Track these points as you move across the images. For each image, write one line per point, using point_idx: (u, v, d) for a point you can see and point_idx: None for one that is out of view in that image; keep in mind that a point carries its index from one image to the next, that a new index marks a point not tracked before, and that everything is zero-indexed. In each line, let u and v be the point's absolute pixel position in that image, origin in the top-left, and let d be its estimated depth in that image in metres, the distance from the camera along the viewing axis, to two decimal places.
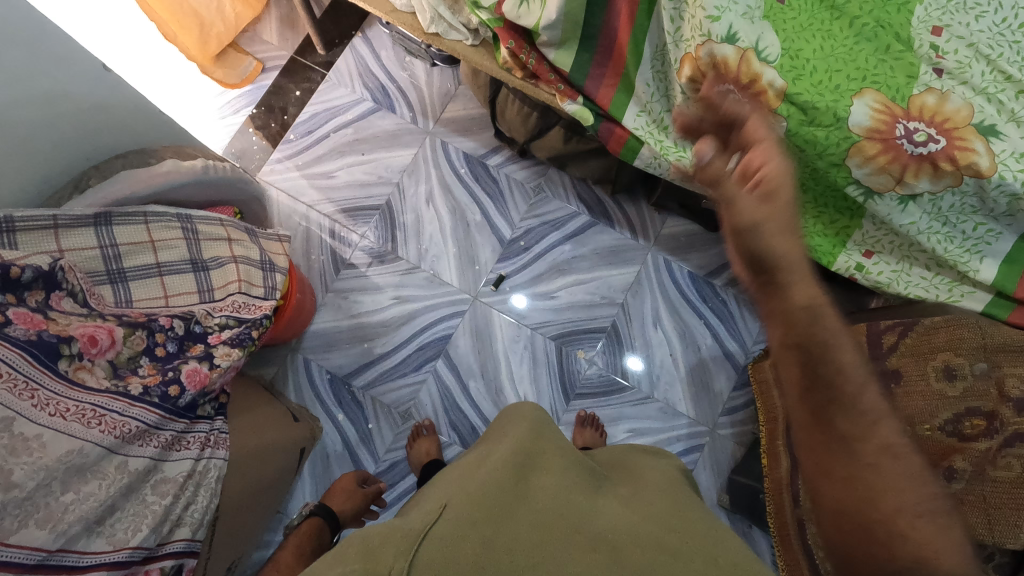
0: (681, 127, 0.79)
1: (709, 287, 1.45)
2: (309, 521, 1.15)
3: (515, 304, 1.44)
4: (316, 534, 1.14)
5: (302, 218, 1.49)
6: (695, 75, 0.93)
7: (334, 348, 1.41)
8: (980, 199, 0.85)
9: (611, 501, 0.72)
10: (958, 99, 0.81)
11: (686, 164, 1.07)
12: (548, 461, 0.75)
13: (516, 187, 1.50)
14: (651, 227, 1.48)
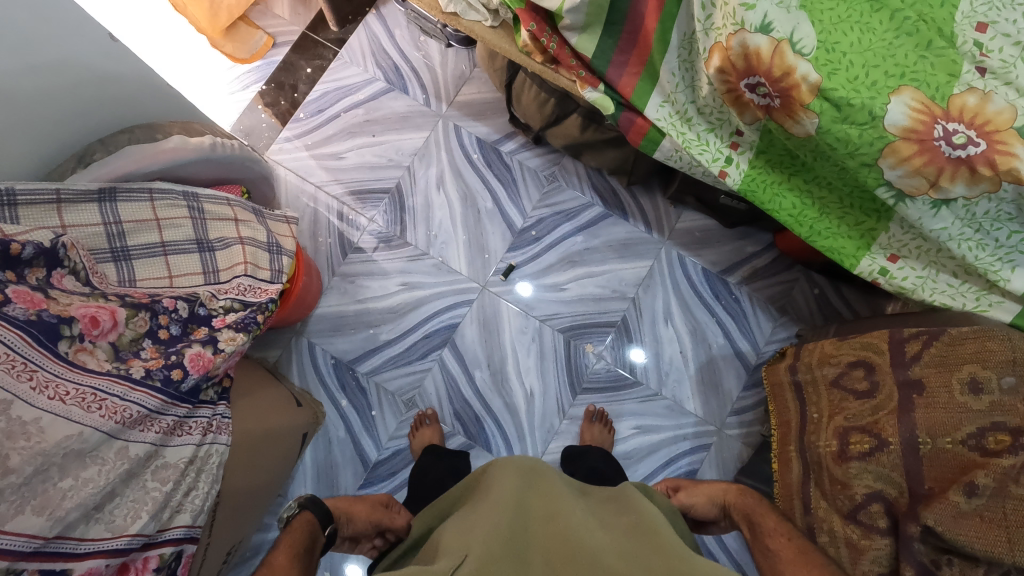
0: (725, 60, 0.89)
1: (722, 284, 1.42)
2: (299, 517, 0.94)
3: (520, 292, 1.41)
4: (305, 529, 0.92)
5: (310, 199, 1.46)
6: (724, 65, 0.90)
7: (339, 333, 1.39)
8: (1018, 207, 0.81)
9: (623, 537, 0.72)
10: (1001, 101, 0.76)
11: (706, 160, 1.04)
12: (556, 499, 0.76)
13: (530, 175, 1.47)
14: (666, 221, 1.45)
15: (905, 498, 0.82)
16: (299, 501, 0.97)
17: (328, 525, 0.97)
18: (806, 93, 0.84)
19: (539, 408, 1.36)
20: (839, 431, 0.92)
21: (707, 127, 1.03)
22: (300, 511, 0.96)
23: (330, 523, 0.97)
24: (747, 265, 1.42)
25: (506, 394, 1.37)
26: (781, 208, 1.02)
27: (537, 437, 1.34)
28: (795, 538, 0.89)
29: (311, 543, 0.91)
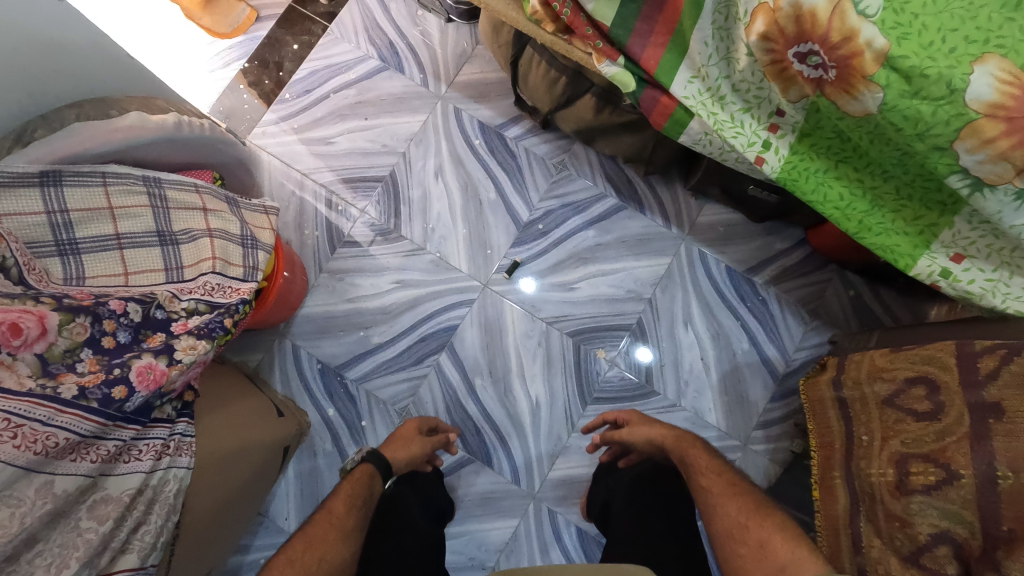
0: (771, 26, 0.76)
1: (748, 284, 1.29)
2: (360, 471, 0.99)
3: (523, 289, 1.29)
4: (367, 490, 0.96)
5: (296, 188, 1.33)
6: (770, 31, 0.77)
7: (326, 336, 1.27)
8: None
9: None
10: None
11: (741, 144, 0.91)
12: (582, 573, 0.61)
13: (537, 163, 1.34)
14: (686, 215, 1.32)
15: (978, 540, 0.68)
16: (364, 456, 1.01)
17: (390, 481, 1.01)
18: (869, 62, 0.71)
19: (545, 420, 1.24)
20: (895, 458, 0.80)
21: (742, 107, 0.90)
22: (362, 466, 1.00)
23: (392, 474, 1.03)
24: (775, 264, 1.29)
25: (510, 404, 1.24)
26: (827, 200, 0.90)
27: (543, 451, 1.22)
28: (725, 472, 0.96)
29: (370, 502, 0.96)
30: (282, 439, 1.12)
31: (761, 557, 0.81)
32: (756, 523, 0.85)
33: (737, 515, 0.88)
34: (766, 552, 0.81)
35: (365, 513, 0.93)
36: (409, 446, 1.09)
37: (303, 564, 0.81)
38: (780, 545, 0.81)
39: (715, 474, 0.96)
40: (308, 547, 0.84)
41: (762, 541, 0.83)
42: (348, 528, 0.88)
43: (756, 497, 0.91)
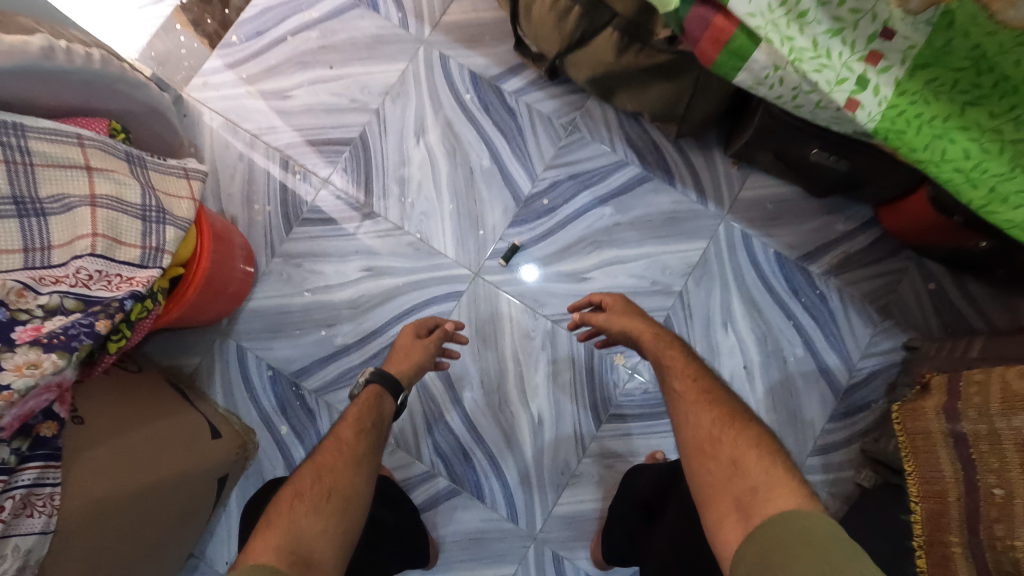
0: None
1: (803, 274, 1.04)
2: (367, 393, 0.82)
3: (526, 279, 1.04)
4: (377, 411, 0.79)
5: (243, 152, 1.08)
6: None
7: (279, 335, 1.02)
8: None
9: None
10: None
11: (824, 83, 0.65)
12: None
13: (541, 123, 1.08)
14: (727, 188, 1.06)
15: None
16: (369, 374, 0.83)
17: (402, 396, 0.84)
18: None
19: (549, 441, 1.00)
20: None
21: (829, 28, 0.63)
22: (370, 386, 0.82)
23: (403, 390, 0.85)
24: (837, 249, 1.04)
25: (506, 421, 1.00)
26: (948, 159, 0.63)
27: (547, 481, 0.99)
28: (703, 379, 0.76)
29: (382, 425, 0.79)
30: (222, 462, 0.91)
31: (731, 476, 0.64)
32: (731, 437, 0.67)
33: (709, 428, 0.69)
34: (737, 471, 0.64)
35: (380, 437, 0.76)
36: (412, 355, 0.89)
37: (310, 497, 0.65)
38: (753, 462, 0.64)
39: (691, 379, 0.76)
40: (316, 478, 0.68)
41: (734, 459, 0.65)
42: (362, 454, 0.72)
43: (737, 403, 0.73)
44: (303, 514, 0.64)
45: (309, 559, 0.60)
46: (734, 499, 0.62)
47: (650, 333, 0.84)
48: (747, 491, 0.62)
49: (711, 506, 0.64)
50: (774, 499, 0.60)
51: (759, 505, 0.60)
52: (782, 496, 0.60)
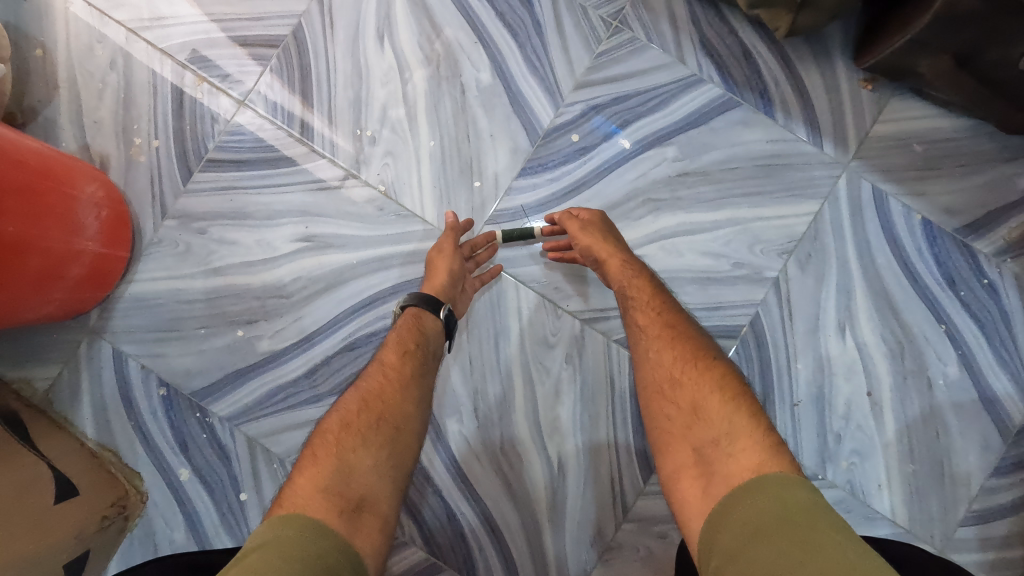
0: None
1: (964, 255, 0.68)
2: (404, 319, 0.60)
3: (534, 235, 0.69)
4: (419, 331, 0.58)
5: (116, 55, 0.71)
6: None
7: (176, 333, 0.69)
8: None
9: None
10: None
11: None
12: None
13: (571, 16, 0.70)
14: (854, 119, 0.69)
15: None
16: (405, 298, 0.61)
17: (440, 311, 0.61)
18: None
19: (575, 497, 0.68)
20: None
21: None
22: (406, 308, 0.61)
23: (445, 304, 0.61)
24: (1020, 217, 0.68)
25: (510, 466, 0.68)
26: None
27: (570, 554, 0.67)
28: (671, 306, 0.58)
29: (433, 349, 0.59)
30: (79, 531, 0.59)
31: (691, 425, 0.47)
32: (693, 377, 0.50)
33: (669, 365, 0.51)
34: (699, 419, 0.47)
35: (433, 359, 0.57)
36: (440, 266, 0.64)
37: (359, 427, 0.49)
38: (717, 407, 0.47)
39: (658, 312, 0.56)
40: (366, 406, 0.51)
41: (695, 403, 0.48)
42: (411, 377, 0.54)
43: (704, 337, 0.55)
44: (351, 448, 0.48)
45: (360, 498, 0.45)
46: (692, 449, 0.46)
47: (616, 258, 0.61)
48: (710, 441, 0.45)
49: (665, 454, 0.48)
50: (738, 455, 0.44)
51: (720, 461, 0.44)
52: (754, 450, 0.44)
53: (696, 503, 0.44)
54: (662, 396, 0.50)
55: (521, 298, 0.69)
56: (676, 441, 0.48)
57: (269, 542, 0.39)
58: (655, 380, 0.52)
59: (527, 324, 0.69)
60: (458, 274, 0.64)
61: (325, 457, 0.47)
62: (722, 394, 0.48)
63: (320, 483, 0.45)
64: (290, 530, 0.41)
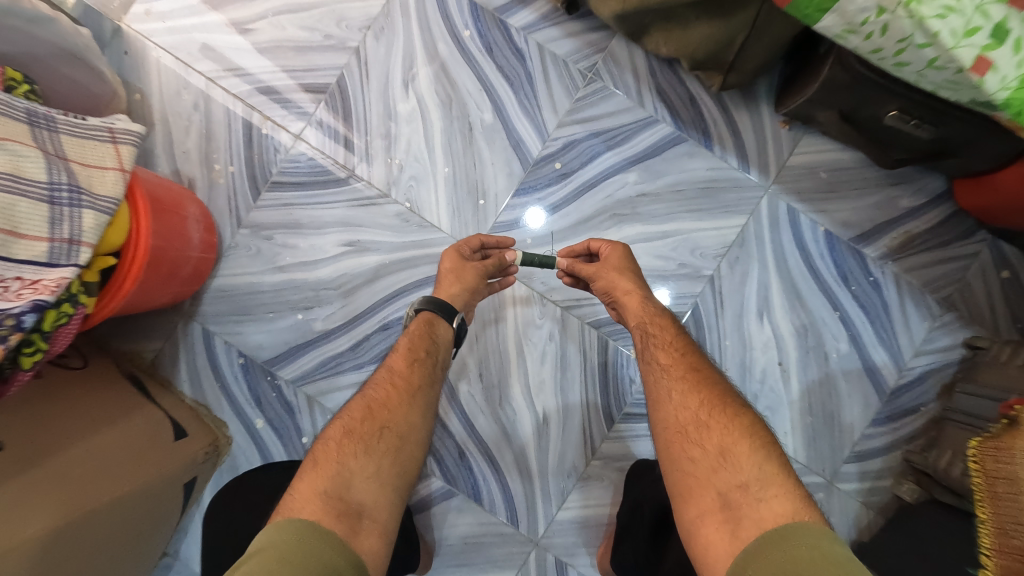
0: None
1: (856, 259, 0.89)
2: (416, 322, 0.73)
3: (529, 222, 0.89)
4: (428, 338, 0.71)
5: (199, 99, 0.90)
6: None
7: (250, 317, 0.90)
8: None
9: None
10: None
11: (959, 56, 0.49)
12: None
13: (556, 68, 0.90)
14: (774, 152, 0.89)
15: None
16: (418, 302, 0.74)
17: (455, 320, 0.74)
18: None
19: (556, 441, 0.89)
20: None
21: None
22: (419, 313, 0.74)
23: (457, 312, 0.74)
24: (899, 229, 0.89)
25: (507, 419, 0.90)
26: None
27: (551, 484, 0.89)
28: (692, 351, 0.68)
29: (438, 355, 0.72)
30: (188, 463, 0.81)
31: (717, 468, 0.55)
32: (718, 425, 0.58)
33: (695, 409, 0.61)
34: (726, 464, 0.55)
35: (437, 366, 0.70)
36: (465, 275, 0.76)
37: (361, 435, 0.61)
38: (743, 456, 0.56)
39: (679, 354, 0.67)
40: (368, 415, 0.63)
41: (723, 448, 0.57)
42: (417, 388, 0.67)
43: (724, 382, 0.64)
44: (352, 454, 0.60)
45: (360, 508, 0.55)
46: (717, 494, 0.54)
47: (639, 300, 0.72)
48: (736, 487, 0.54)
49: (690, 499, 0.56)
50: (768, 501, 0.51)
51: (748, 507, 0.51)
52: (778, 496, 0.51)
53: (721, 540, 0.51)
54: (690, 445, 0.59)
55: (516, 290, 0.90)
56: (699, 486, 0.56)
57: (264, 546, 0.48)
58: (677, 426, 0.61)
59: (521, 311, 0.90)
60: (479, 284, 0.76)
61: (327, 463, 0.58)
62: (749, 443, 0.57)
63: (319, 488, 0.55)
64: (288, 534, 0.49)
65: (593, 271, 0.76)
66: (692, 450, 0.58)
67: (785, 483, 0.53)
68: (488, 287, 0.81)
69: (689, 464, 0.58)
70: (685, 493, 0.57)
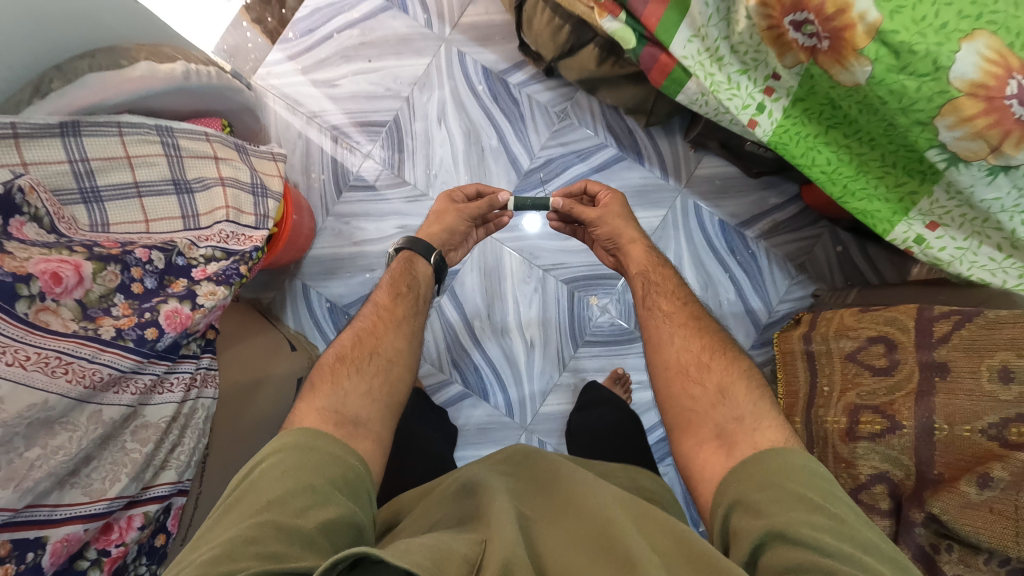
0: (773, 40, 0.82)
1: (739, 238, 1.33)
2: (401, 260, 1.00)
3: (525, 228, 1.36)
4: (405, 277, 0.97)
5: (301, 130, 1.36)
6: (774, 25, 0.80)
7: (334, 276, 1.33)
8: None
9: (658, 532, 0.56)
10: None
11: (745, 116, 0.93)
12: (538, 507, 0.60)
13: (539, 110, 1.35)
14: (685, 167, 1.34)
15: (911, 481, 0.81)
16: (400, 244, 1.02)
17: (431, 255, 1.01)
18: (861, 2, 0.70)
19: (540, 359, 1.33)
20: (849, 408, 0.89)
21: (739, 68, 0.90)
22: (402, 251, 1.02)
23: (436, 250, 1.02)
24: (768, 218, 1.33)
25: (506, 343, 1.33)
26: (814, 164, 0.92)
27: (537, 387, 1.32)
28: (690, 304, 0.91)
29: (415, 289, 0.98)
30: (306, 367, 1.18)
31: (716, 403, 0.76)
32: (715, 366, 0.80)
33: (696, 353, 0.83)
34: (724, 401, 0.76)
35: (412, 297, 0.95)
36: (444, 219, 1.05)
37: (352, 359, 0.83)
38: (740, 396, 0.77)
39: (680, 303, 0.91)
40: (358, 342, 0.86)
41: (721, 388, 0.78)
42: (395, 314, 0.91)
43: (716, 330, 0.87)
44: (346, 373, 0.81)
45: (355, 418, 0.75)
46: (716, 429, 0.74)
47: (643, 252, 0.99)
48: (732, 420, 0.74)
49: (688, 432, 0.77)
50: (760, 429, 0.72)
51: (741, 434, 0.72)
52: (767, 427, 0.72)
53: (716, 458, 0.71)
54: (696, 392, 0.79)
55: (514, 258, 1.35)
56: (697, 420, 0.76)
57: (265, 458, 0.64)
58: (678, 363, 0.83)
59: (516, 271, 1.35)
60: (455, 224, 1.05)
61: (322, 386, 0.79)
62: (740, 387, 0.78)
63: (319, 402, 0.75)
64: (286, 439, 0.67)
65: (600, 213, 1.04)
66: (689, 383, 0.80)
67: (772, 420, 0.73)
68: (472, 224, 1.09)
69: (690, 400, 0.79)
70: (686, 425, 0.77)
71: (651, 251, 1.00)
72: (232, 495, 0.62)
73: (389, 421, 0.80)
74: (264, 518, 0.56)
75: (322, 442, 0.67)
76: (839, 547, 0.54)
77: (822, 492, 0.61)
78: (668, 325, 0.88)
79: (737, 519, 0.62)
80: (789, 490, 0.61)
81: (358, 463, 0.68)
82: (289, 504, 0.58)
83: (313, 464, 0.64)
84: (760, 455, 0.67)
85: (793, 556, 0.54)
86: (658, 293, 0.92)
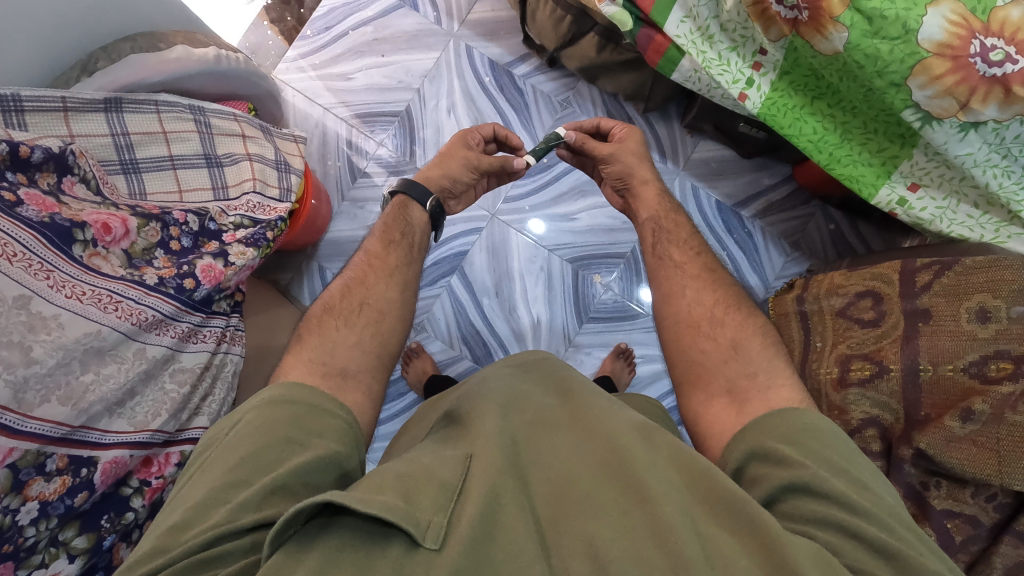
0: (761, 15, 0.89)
1: (735, 217, 1.38)
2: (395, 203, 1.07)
3: (532, 227, 1.43)
4: (406, 220, 1.05)
5: (317, 122, 1.44)
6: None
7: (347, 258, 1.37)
8: (1005, 152, 0.80)
9: (679, 470, 0.57)
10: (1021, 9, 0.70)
11: (736, 90, 1.00)
12: (551, 415, 0.64)
13: (542, 99, 1.42)
14: (682, 150, 1.41)
15: (901, 423, 0.85)
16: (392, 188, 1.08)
17: (427, 200, 1.07)
18: None
19: (546, 336, 1.38)
20: (840, 359, 0.94)
21: (729, 46, 0.98)
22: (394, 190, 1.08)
23: (433, 196, 1.08)
24: (763, 199, 1.39)
25: (513, 320, 1.39)
26: (802, 133, 0.99)
27: None
28: (704, 255, 0.97)
29: (410, 232, 1.04)
30: None
31: (730, 358, 0.80)
32: (729, 320, 0.85)
33: (710, 306, 0.88)
34: (737, 350, 0.81)
35: (406, 246, 1.02)
36: (447, 164, 1.11)
37: (342, 314, 0.88)
38: (747, 345, 0.81)
39: (693, 255, 0.97)
40: (347, 293, 0.91)
41: (735, 343, 0.82)
42: (394, 266, 0.98)
43: (728, 283, 0.92)
44: (337, 327, 0.86)
45: (344, 369, 0.80)
46: (729, 384, 0.77)
47: (657, 194, 1.07)
48: (746, 376, 0.77)
49: (699, 387, 0.80)
50: (776, 388, 0.75)
51: (754, 389, 0.75)
52: (781, 386, 0.75)
53: (728, 413, 0.74)
54: (710, 348, 0.83)
55: (521, 241, 1.42)
56: (709, 373, 0.80)
57: (239, 416, 0.64)
58: (692, 313, 0.88)
59: (523, 251, 1.42)
60: (457, 171, 1.11)
61: (314, 338, 0.84)
62: (754, 338, 0.83)
63: (311, 355, 0.80)
64: (261, 395, 0.67)
65: (613, 153, 1.10)
66: (700, 330, 0.86)
67: (787, 377, 0.76)
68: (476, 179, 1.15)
69: (702, 355, 0.83)
70: (697, 381, 0.81)
71: (664, 197, 1.07)
72: (206, 449, 0.63)
73: (377, 373, 0.84)
74: (236, 475, 0.57)
75: (300, 395, 0.67)
76: (853, 493, 0.57)
77: (849, 456, 0.62)
78: (682, 277, 0.94)
79: (759, 465, 0.64)
80: (815, 449, 0.61)
81: (336, 410, 0.68)
82: (259, 457, 0.59)
83: (284, 416, 0.64)
84: (788, 412, 0.67)
85: (813, 509, 0.56)
86: (670, 242, 0.99)
